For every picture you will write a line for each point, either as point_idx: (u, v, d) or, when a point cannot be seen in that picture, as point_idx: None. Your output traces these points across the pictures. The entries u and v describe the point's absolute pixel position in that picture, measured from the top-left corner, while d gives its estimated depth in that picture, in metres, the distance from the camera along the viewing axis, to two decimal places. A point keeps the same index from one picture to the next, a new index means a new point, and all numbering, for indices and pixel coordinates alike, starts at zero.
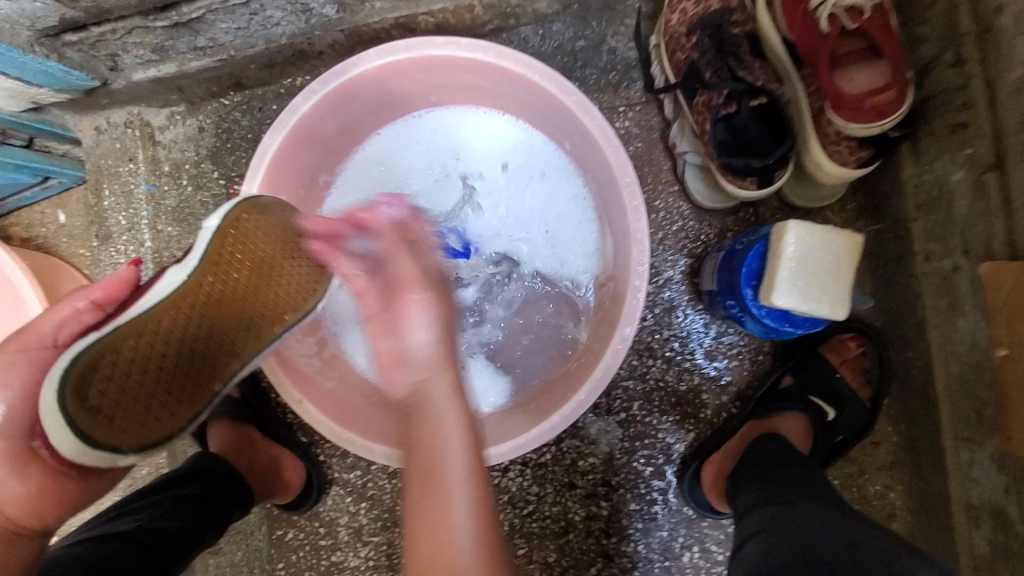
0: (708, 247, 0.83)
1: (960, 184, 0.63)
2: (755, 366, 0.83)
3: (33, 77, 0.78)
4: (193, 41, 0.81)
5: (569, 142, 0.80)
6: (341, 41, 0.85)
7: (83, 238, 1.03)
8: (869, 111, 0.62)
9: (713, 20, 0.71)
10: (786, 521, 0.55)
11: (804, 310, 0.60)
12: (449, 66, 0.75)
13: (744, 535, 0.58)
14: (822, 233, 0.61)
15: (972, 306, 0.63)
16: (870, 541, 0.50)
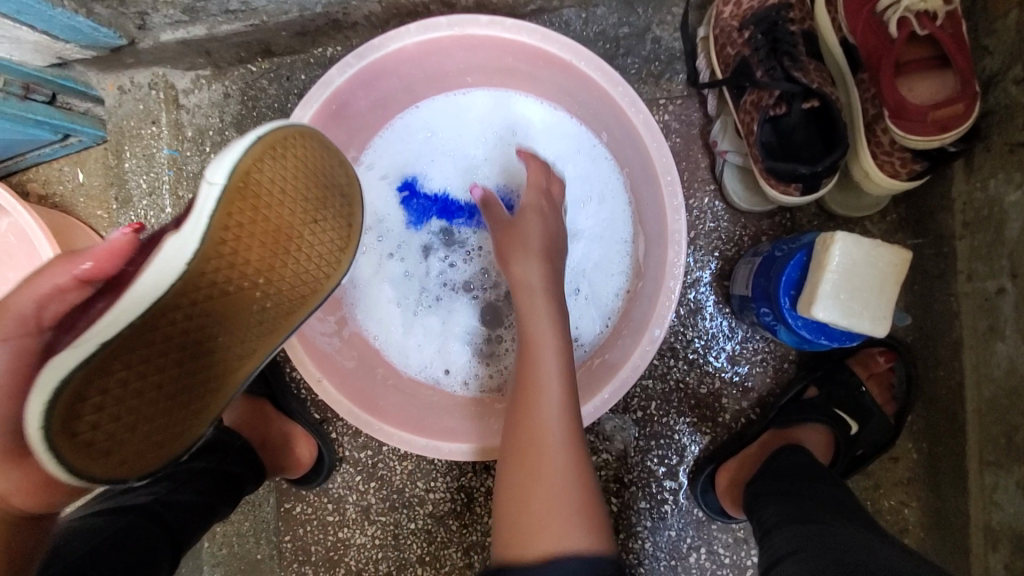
0: (742, 250, 0.81)
1: (1016, 206, 0.61)
2: (778, 374, 0.82)
3: (62, 32, 0.76)
4: (225, 4, 0.78)
5: (608, 134, 0.78)
6: (377, 13, 0.82)
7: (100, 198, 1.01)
8: (930, 124, 0.59)
9: (768, 16, 0.69)
10: (823, 543, 0.55)
11: (844, 325, 0.59)
12: (490, 46, 0.72)
13: (776, 553, 0.57)
14: (870, 247, 0.59)
15: (1013, 331, 0.62)
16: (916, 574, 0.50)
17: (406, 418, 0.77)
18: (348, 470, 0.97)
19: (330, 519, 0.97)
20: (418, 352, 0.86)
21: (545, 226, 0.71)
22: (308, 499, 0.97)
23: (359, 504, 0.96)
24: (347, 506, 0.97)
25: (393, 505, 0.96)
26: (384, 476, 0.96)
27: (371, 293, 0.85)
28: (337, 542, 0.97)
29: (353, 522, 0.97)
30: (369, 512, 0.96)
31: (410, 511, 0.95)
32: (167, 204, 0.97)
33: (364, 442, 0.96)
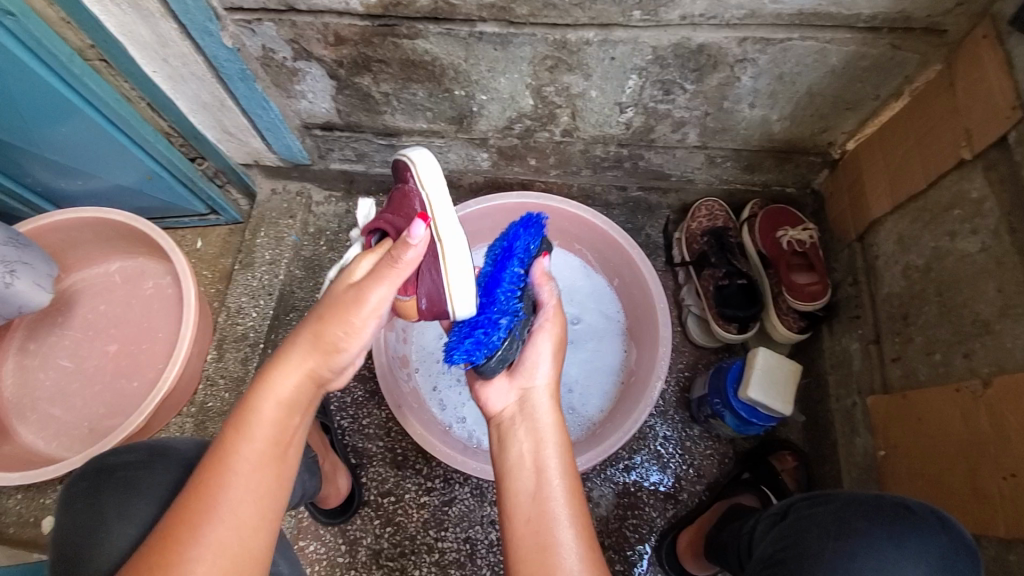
0: (696, 371, 1.19)
1: (856, 352, 1.04)
2: (721, 465, 1.13)
3: (279, 148, 1.18)
4: (388, 157, 1.22)
5: (619, 279, 1.20)
6: (479, 182, 1.29)
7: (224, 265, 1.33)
8: (807, 295, 1.07)
9: (717, 229, 1.18)
10: (809, 495, 0.76)
11: (766, 403, 0.97)
12: (557, 214, 1.16)
13: (784, 506, 0.78)
14: (777, 358, 1.00)
15: (863, 428, 1.00)
16: (865, 494, 0.72)
17: (457, 449, 1.05)
18: (368, 513, 1.12)
19: (339, 561, 1.09)
20: (462, 409, 1.17)
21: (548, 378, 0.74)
22: (323, 538, 1.10)
23: (372, 547, 1.10)
24: (359, 549, 1.10)
25: (402, 551, 1.10)
26: (401, 522, 1.11)
27: (439, 357, 1.19)
28: None
29: (362, 565, 1.09)
30: (378, 556, 1.09)
31: (418, 558, 1.09)
32: (281, 274, 1.28)
33: (388, 489, 1.13)
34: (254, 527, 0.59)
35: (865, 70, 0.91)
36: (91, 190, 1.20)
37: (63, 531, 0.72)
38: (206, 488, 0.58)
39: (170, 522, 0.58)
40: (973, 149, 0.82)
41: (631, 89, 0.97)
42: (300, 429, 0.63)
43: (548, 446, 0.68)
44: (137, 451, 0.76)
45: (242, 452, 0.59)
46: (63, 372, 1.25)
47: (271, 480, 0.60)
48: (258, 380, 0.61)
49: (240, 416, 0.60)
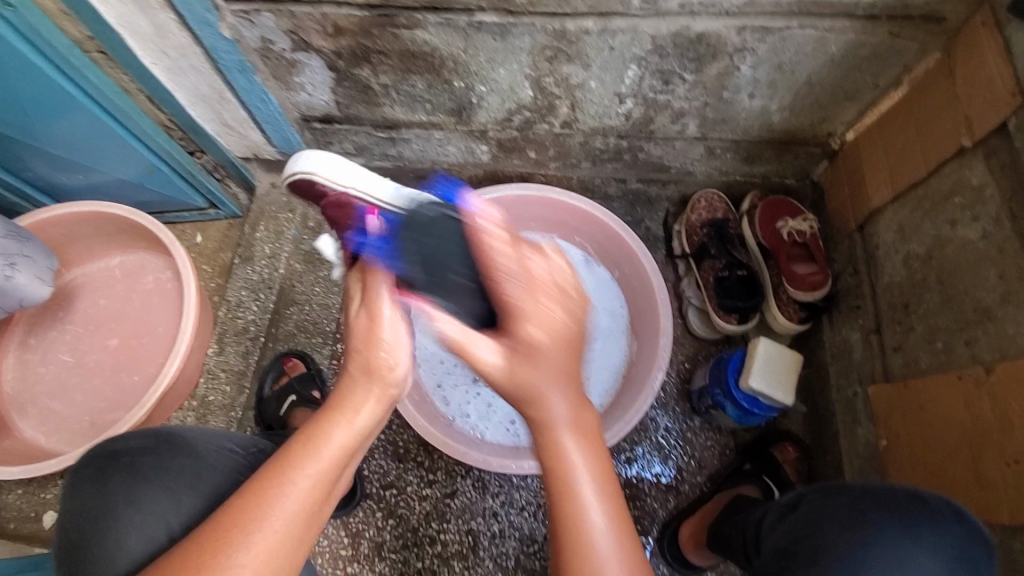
0: (697, 362, 1.19)
1: (857, 342, 1.04)
2: (723, 456, 1.13)
3: (279, 141, 1.18)
4: (387, 150, 1.22)
5: (619, 272, 1.20)
6: (478, 175, 1.29)
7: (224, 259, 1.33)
8: (807, 285, 1.07)
9: (717, 221, 1.18)
10: (820, 487, 0.75)
11: (767, 392, 0.97)
12: (558, 206, 1.16)
13: (795, 499, 0.77)
14: (778, 348, 1.00)
15: (864, 417, 1.00)
16: (878, 486, 0.71)
17: (458, 441, 1.05)
18: (370, 506, 1.12)
19: (342, 554, 1.09)
20: (462, 401, 1.17)
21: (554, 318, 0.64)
22: (325, 531, 1.10)
23: (374, 539, 1.10)
24: (362, 541, 1.10)
25: (405, 543, 1.10)
26: (403, 514, 1.11)
27: (439, 350, 1.19)
28: None
29: (364, 557, 1.09)
30: (381, 548, 1.10)
31: (420, 550, 1.10)
32: (280, 268, 1.28)
33: (390, 482, 1.13)
34: (298, 542, 0.60)
35: (864, 59, 0.90)
36: (91, 184, 1.20)
37: (66, 521, 0.72)
38: (267, 496, 0.59)
39: (220, 521, 0.58)
40: (973, 136, 0.82)
41: (631, 79, 0.97)
42: (356, 455, 0.66)
43: (569, 433, 0.64)
44: (143, 438, 0.76)
45: (306, 471, 0.61)
46: (64, 367, 1.25)
47: (320, 508, 0.62)
48: (336, 400, 0.65)
49: (313, 434, 0.63)
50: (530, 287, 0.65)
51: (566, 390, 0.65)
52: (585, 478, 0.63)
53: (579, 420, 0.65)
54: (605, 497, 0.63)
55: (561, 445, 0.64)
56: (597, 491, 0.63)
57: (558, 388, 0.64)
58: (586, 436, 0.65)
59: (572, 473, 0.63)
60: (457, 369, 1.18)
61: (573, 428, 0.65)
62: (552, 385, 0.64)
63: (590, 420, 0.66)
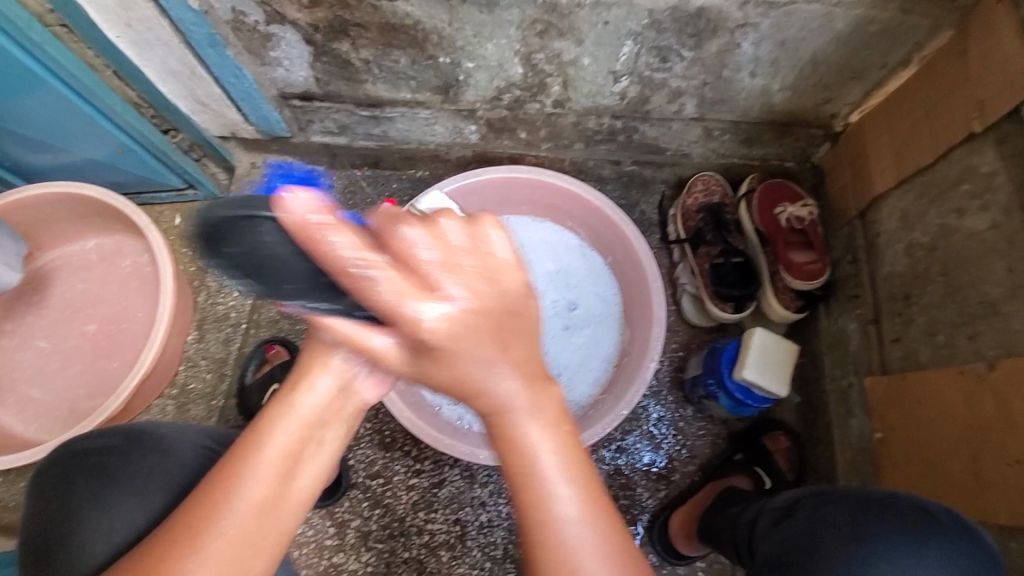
0: (690, 351, 1.17)
1: (854, 332, 1.01)
2: (714, 446, 1.12)
3: (256, 119, 1.13)
4: (371, 130, 1.16)
5: (612, 257, 1.16)
6: (467, 156, 1.24)
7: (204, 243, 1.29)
8: (805, 274, 1.04)
9: (714, 205, 1.14)
10: (818, 492, 0.74)
11: (762, 384, 0.95)
12: (549, 189, 1.12)
13: (790, 503, 0.76)
14: (774, 339, 0.98)
15: (860, 409, 0.98)
16: (875, 492, 0.71)
17: (444, 432, 1.03)
18: (356, 496, 1.10)
19: (328, 543, 1.08)
20: None
21: (522, 350, 0.57)
22: (311, 521, 1.09)
23: (360, 529, 1.08)
24: (348, 531, 1.08)
25: (392, 533, 1.09)
26: (389, 504, 1.10)
27: None
28: (330, 567, 1.07)
29: (350, 547, 1.08)
30: (367, 538, 1.08)
31: (407, 540, 1.08)
32: None
33: (377, 471, 1.11)
34: (252, 548, 0.59)
35: (873, 37, 0.86)
36: (60, 164, 1.14)
37: (32, 522, 0.69)
38: (224, 492, 0.58)
39: (183, 518, 0.58)
40: (984, 122, 0.78)
41: (626, 56, 0.92)
42: (313, 447, 0.63)
43: (504, 376, 0.57)
44: (110, 440, 0.73)
45: (259, 463, 0.59)
46: (40, 353, 1.21)
47: (282, 502, 0.60)
48: (287, 386, 0.63)
49: (268, 425, 0.61)
50: (409, 263, 0.51)
51: (518, 370, 0.57)
52: (543, 449, 0.58)
53: (542, 403, 0.59)
54: (577, 490, 0.58)
55: (518, 429, 0.58)
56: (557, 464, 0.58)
57: (535, 418, 0.58)
58: (549, 420, 0.59)
59: (521, 442, 0.58)
60: None
61: (535, 413, 0.58)
62: (498, 367, 0.56)
63: (552, 396, 0.59)
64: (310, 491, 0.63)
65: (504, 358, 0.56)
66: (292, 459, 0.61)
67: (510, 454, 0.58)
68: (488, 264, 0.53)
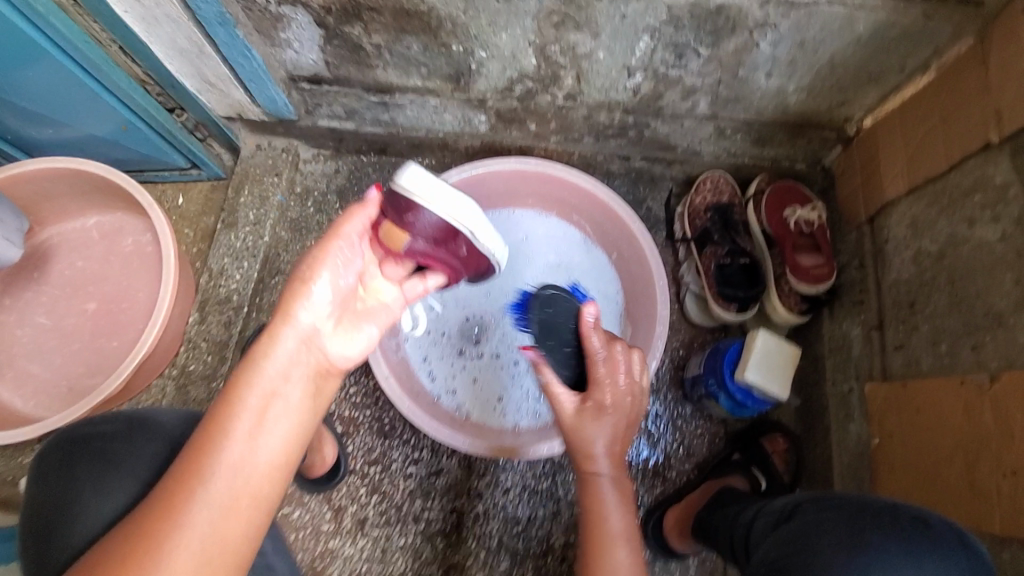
0: (692, 349, 1.17)
1: (857, 337, 1.01)
2: (712, 445, 1.12)
3: (263, 100, 1.11)
4: (380, 115, 1.15)
5: (617, 254, 1.16)
6: (475, 146, 1.22)
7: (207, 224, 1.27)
8: (810, 277, 1.04)
9: (722, 205, 1.14)
10: (819, 498, 0.75)
11: (762, 386, 0.96)
12: (557, 182, 1.11)
13: (790, 508, 0.76)
14: (777, 342, 0.98)
15: (859, 414, 0.99)
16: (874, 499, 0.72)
17: (443, 422, 1.03)
18: (354, 482, 1.10)
19: (324, 528, 1.08)
20: (449, 380, 1.14)
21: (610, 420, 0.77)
22: (308, 505, 1.09)
23: (357, 515, 1.09)
24: (344, 517, 1.09)
25: (388, 520, 1.09)
26: (386, 491, 1.10)
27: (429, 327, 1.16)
28: (325, 551, 1.08)
29: (346, 532, 1.08)
30: (363, 524, 1.09)
31: (403, 527, 1.09)
32: (265, 235, 1.22)
33: (375, 459, 1.12)
34: (230, 511, 0.58)
35: (892, 41, 0.85)
36: (63, 140, 1.13)
37: (34, 500, 0.70)
38: (199, 458, 0.58)
39: (163, 487, 0.58)
40: (1000, 132, 0.78)
41: (642, 51, 0.90)
42: (284, 409, 0.63)
43: (602, 452, 0.77)
44: (112, 422, 0.73)
45: (230, 424, 0.60)
46: (40, 330, 1.20)
47: (261, 462, 0.61)
48: (250, 354, 0.64)
49: (231, 391, 0.62)
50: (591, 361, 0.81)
51: (610, 438, 0.77)
52: (613, 513, 0.76)
53: (618, 480, 0.77)
54: (624, 511, 0.77)
55: (597, 488, 0.77)
56: (620, 531, 0.75)
57: (605, 428, 0.77)
58: (620, 482, 0.77)
59: (603, 515, 0.75)
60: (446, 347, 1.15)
61: (612, 475, 0.77)
62: (603, 437, 0.77)
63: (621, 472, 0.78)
64: (284, 456, 0.63)
65: (603, 428, 0.77)
66: (262, 419, 0.62)
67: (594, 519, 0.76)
68: (625, 367, 0.81)
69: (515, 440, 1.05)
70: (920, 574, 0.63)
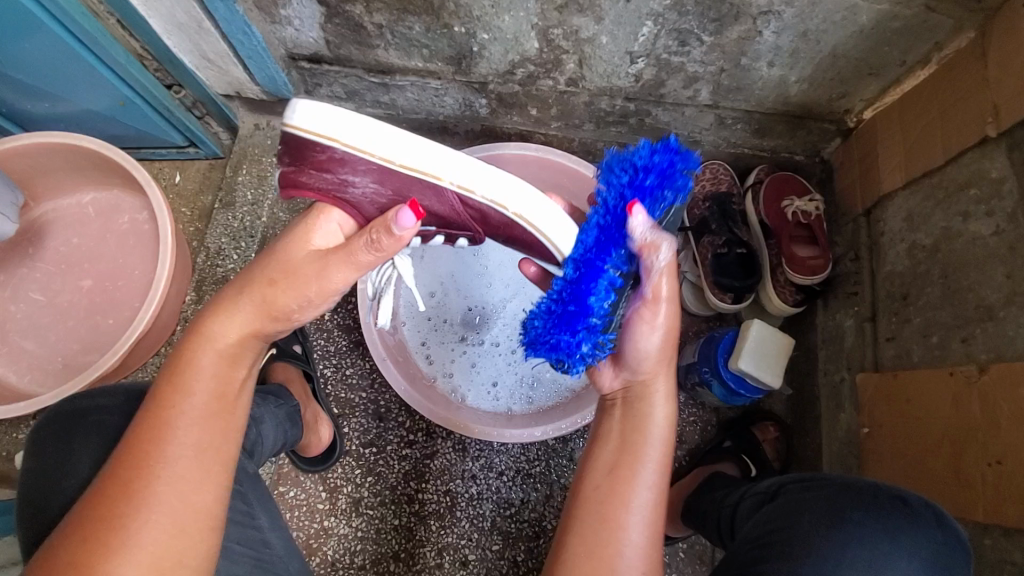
0: (686, 339, 1.18)
1: (849, 328, 1.03)
2: (704, 433, 1.14)
3: (262, 79, 1.10)
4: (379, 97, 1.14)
5: None
6: (475, 130, 1.22)
7: (205, 203, 1.27)
8: (806, 269, 1.05)
9: (721, 195, 1.14)
10: (801, 478, 0.76)
11: (756, 374, 0.96)
12: (558, 169, 1.11)
13: (774, 488, 0.78)
14: (772, 331, 0.99)
15: (849, 404, 1.00)
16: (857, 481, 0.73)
17: (438, 406, 1.04)
18: (349, 463, 1.11)
19: (319, 507, 1.09)
20: (447, 364, 1.15)
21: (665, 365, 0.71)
22: (303, 485, 1.10)
23: (352, 495, 1.10)
24: (340, 497, 1.10)
25: (382, 501, 1.10)
26: (381, 472, 1.11)
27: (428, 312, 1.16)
28: (320, 531, 1.09)
29: (341, 512, 1.10)
30: (358, 504, 1.10)
31: (397, 508, 1.10)
32: (262, 215, 1.22)
33: (370, 440, 1.12)
34: (195, 484, 0.57)
35: (895, 33, 0.85)
36: (59, 114, 1.12)
37: (36, 469, 0.70)
38: (153, 436, 0.57)
39: (118, 470, 0.56)
40: (998, 126, 0.78)
41: (645, 37, 0.90)
42: (238, 388, 0.63)
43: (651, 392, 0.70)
44: (114, 394, 0.74)
45: (178, 402, 0.58)
46: (34, 306, 1.20)
47: (216, 434, 0.60)
48: (190, 333, 0.62)
49: (173, 372, 0.60)
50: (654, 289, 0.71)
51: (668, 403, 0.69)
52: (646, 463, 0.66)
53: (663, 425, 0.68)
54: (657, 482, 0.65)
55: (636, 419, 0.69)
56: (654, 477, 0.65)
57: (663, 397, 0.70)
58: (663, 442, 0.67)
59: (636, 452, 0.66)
60: (445, 331, 1.15)
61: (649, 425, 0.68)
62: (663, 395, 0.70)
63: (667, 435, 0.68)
64: (238, 418, 0.62)
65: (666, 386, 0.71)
66: (212, 395, 0.60)
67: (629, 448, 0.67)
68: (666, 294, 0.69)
69: (513, 424, 1.06)
70: (895, 547, 0.65)
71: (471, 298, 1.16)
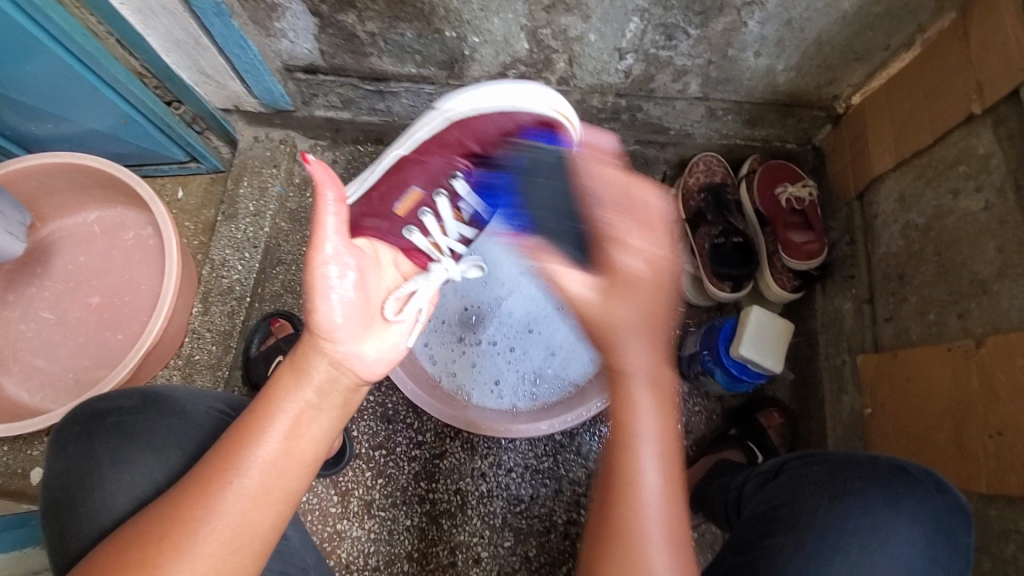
0: (688, 330, 1.19)
1: (848, 311, 1.04)
2: (709, 422, 1.15)
3: (260, 92, 1.13)
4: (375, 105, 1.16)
5: None
6: None
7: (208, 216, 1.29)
8: (803, 254, 1.06)
9: (715, 186, 1.15)
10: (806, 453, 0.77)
11: (757, 359, 0.97)
12: None
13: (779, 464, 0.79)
14: (772, 316, 1.00)
15: (851, 386, 1.01)
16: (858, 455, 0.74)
17: (445, 404, 1.05)
18: (360, 465, 1.12)
19: (332, 511, 1.11)
20: (450, 364, 1.16)
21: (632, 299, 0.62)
22: (315, 489, 1.11)
23: (364, 498, 1.11)
24: (352, 499, 1.11)
25: (394, 502, 1.11)
26: (392, 474, 1.12)
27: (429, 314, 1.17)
28: (334, 534, 1.10)
29: (353, 515, 1.11)
30: (370, 507, 1.11)
31: (409, 508, 1.11)
32: (264, 226, 1.24)
33: (380, 442, 1.14)
34: (259, 505, 0.59)
35: (877, 17, 0.86)
36: (63, 134, 1.14)
37: (56, 475, 0.71)
38: (234, 454, 0.59)
39: (198, 477, 0.59)
40: (983, 103, 0.80)
41: (633, 33, 0.92)
42: (318, 419, 0.63)
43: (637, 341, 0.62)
44: (128, 398, 0.75)
45: (265, 427, 0.61)
46: (44, 325, 1.22)
47: (287, 465, 0.61)
48: (289, 355, 0.65)
49: (268, 394, 0.62)
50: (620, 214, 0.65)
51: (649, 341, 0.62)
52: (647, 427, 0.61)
53: (658, 376, 0.62)
54: (663, 454, 0.60)
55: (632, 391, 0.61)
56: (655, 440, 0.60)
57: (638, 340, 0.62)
58: (657, 390, 0.62)
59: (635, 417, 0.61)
60: (447, 332, 1.17)
61: (651, 383, 0.62)
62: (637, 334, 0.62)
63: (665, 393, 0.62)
64: (313, 455, 0.63)
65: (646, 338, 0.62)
66: (293, 422, 0.62)
67: (624, 414, 0.61)
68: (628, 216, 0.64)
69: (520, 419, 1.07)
70: (896, 514, 0.67)
71: (472, 297, 1.18)
